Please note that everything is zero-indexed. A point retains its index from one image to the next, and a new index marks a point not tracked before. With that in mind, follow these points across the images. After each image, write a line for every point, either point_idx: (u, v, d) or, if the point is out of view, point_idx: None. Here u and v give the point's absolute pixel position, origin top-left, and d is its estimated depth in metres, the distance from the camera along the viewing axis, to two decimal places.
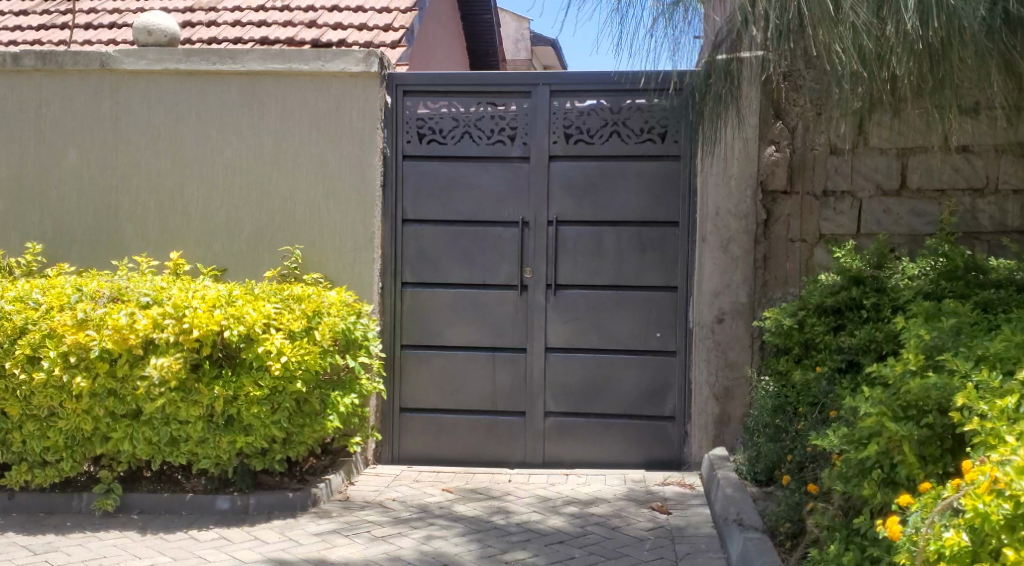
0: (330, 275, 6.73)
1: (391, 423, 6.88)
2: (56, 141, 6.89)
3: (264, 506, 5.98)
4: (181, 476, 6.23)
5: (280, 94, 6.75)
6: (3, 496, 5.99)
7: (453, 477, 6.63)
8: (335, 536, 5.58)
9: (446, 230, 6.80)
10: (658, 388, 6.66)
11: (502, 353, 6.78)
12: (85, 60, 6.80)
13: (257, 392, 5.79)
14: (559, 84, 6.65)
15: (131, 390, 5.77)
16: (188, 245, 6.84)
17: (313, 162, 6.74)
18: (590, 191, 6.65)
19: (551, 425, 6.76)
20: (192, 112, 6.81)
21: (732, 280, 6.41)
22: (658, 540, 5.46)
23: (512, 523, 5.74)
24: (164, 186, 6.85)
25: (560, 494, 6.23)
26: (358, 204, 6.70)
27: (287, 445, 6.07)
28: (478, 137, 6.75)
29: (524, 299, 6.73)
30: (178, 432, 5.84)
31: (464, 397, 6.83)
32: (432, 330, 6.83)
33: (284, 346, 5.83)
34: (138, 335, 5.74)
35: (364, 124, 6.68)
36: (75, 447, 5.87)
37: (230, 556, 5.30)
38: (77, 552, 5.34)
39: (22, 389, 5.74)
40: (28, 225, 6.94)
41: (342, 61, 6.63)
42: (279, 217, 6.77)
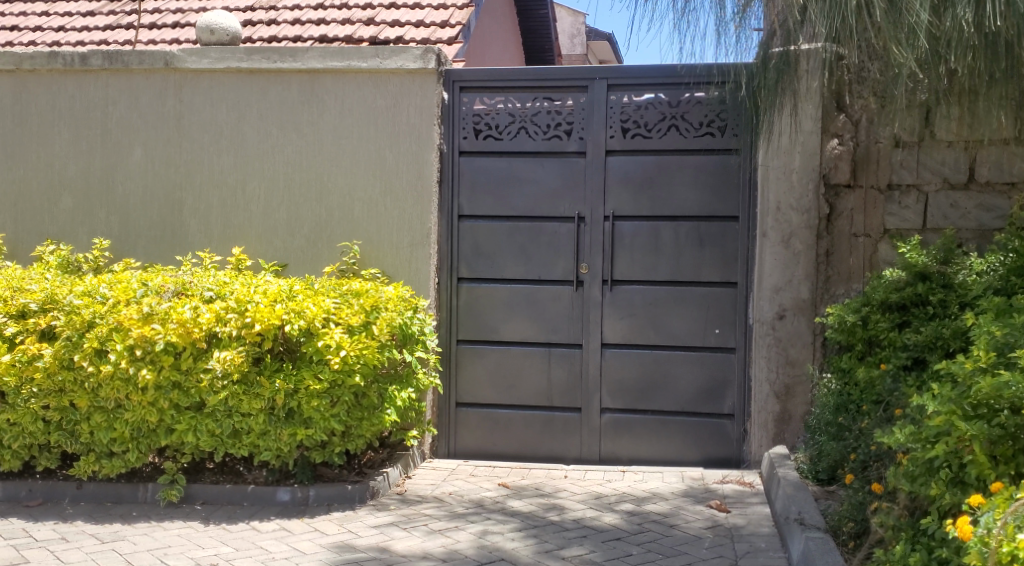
0: (388, 270, 6.77)
1: (448, 418, 6.91)
2: (123, 139, 7.02)
3: (324, 499, 6.04)
4: (242, 468, 6.33)
5: (339, 91, 6.80)
6: (71, 485, 6.10)
7: (509, 472, 6.64)
8: (393, 529, 5.61)
9: (503, 225, 6.80)
10: (717, 386, 6.60)
11: (558, 349, 6.77)
12: (150, 60, 6.90)
13: (317, 385, 5.85)
14: (617, 78, 6.61)
15: (195, 383, 5.86)
16: (249, 241, 6.92)
17: (371, 159, 6.79)
18: (648, 186, 6.62)
19: (607, 422, 6.74)
20: (253, 110, 6.89)
21: (793, 276, 6.33)
22: (717, 539, 5.42)
23: (568, 520, 5.73)
24: (226, 183, 6.94)
25: (618, 491, 6.21)
26: (416, 200, 6.74)
27: (346, 438, 6.13)
28: (534, 132, 6.74)
29: (581, 295, 6.71)
30: (241, 425, 5.93)
31: (520, 393, 6.83)
32: (488, 325, 6.84)
33: (344, 340, 5.88)
34: (202, 329, 5.83)
35: (421, 121, 6.71)
36: (140, 439, 5.98)
37: (290, 547, 5.36)
38: (143, 541, 5.43)
39: (90, 382, 5.85)
40: (96, 222, 7.07)
41: (400, 58, 6.66)
42: (338, 214, 6.83)
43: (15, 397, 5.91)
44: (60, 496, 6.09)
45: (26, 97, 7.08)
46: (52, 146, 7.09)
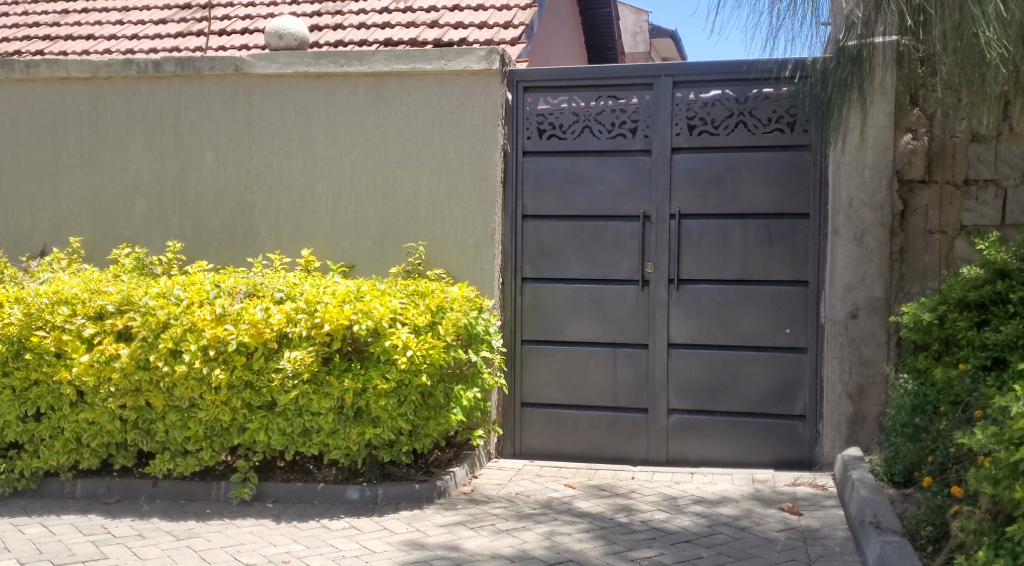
0: (452, 270, 6.80)
1: (513, 417, 6.91)
2: (195, 144, 7.13)
3: (392, 498, 6.06)
4: (312, 467, 6.39)
5: (404, 94, 6.84)
6: (147, 483, 6.21)
7: (575, 472, 6.62)
8: (461, 528, 5.62)
9: (568, 224, 6.76)
10: (788, 386, 6.51)
11: (624, 349, 6.72)
12: (221, 65, 7.00)
13: (385, 385, 5.89)
14: (683, 74, 6.54)
15: (266, 382, 5.94)
16: (318, 243, 6.99)
17: (436, 161, 6.81)
18: (715, 184, 6.54)
19: (675, 423, 6.67)
20: (321, 114, 6.96)
21: (866, 274, 6.21)
22: (789, 542, 5.34)
23: (636, 521, 5.69)
24: (295, 186, 7.02)
25: (686, 493, 6.14)
26: (480, 201, 6.75)
27: (413, 437, 6.16)
28: (599, 131, 6.70)
29: (647, 294, 6.65)
30: (311, 424, 5.99)
31: (586, 393, 6.79)
32: (553, 325, 6.82)
33: (410, 340, 5.91)
34: (273, 329, 5.92)
35: (486, 122, 6.73)
36: (214, 437, 6.06)
37: (361, 546, 5.39)
38: (217, 538, 5.51)
39: (165, 381, 5.93)
40: (169, 225, 7.20)
41: (464, 60, 6.68)
42: (404, 215, 6.87)
43: (93, 397, 6.02)
44: (136, 493, 6.20)
45: (102, 103, 7.23)
46: (127, 151, 7.23)
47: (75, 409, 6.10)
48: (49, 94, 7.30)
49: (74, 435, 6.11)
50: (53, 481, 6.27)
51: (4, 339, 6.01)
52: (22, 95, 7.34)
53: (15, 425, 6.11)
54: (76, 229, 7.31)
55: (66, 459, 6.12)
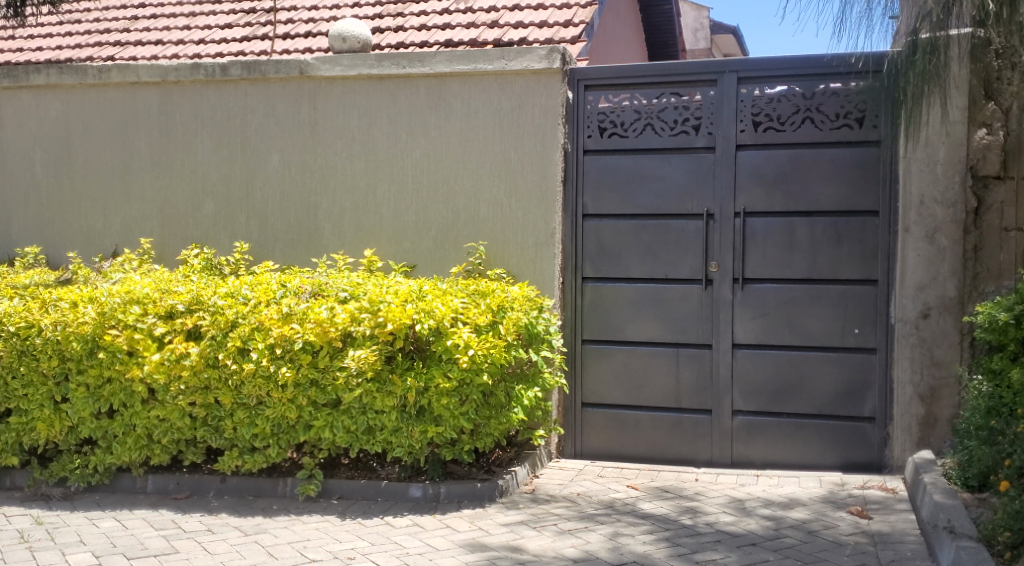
0: (513, 270, 6.79)
1: (574, 417, 6.86)
2: (261, 147, 7.21)
3: (454, 496, 6.07)
4: (376, 464, 6.43)
5: (466, 94, 6.85)
6: (216, 479, 6.28)
7: (638, 474, 6.56)
8: (524, 528, 5.61)
9: (629, 224, 6.70)
10: (857, 387, 6.40)
11: (687, 350, 6.65)
12: (286, 69, 7.07)
13: (447, 384, 5.90)
14: (747, 70, 6.45)
15: (332, 380, 5.98)
16: (380, 243, 7.04)
17: (497, 160, 6.81)
18: (781, 181, 6.44)
19: (739, 424, 6.59)
20: (384, 115, 7.00)
21: (938, 273, 6.09)
22: (859, 546, 5.24)
23: (701, 523, 5.63)
24: (358, 187, 7.07)
25: (753, 495, 6.07)
26: (541, 200, 6.73)
27: (475, 436, 6.17)
28: (661, 128, 6.63)
29: (710, 294, 6.57)
30: (375, 422, 6.02)
31: (648, 394, 6.73)
32: (614, 325, 6.76)
33: (472, 339, 5.92)
34: (338, 328, 5.97)
35: (546, 121, 6.70)
36: (280, 435, 6.12)
37: (424, 543, 5.41)
38: (284, 534, 5.57)
39: (233, 379, 6.01)
40: (236, 226, 7.28)
41: (525, 59, 6.66)
42: (465, 215, 6.89)
43: (164, 394, 6.09)
44: (205, 489, 6.28)
45: (171, 107, 7.33)
46: (195, 154, 7.33)
47: (147, 406, 6.18)
48: (120, 98, 7.43)
49: (145, 431, 6.19)
50: (125, 476, 6.35)
51: (78, 337, 6.09)
52: (94, 100, 7.47)
53: (89, 422, 6.20)
54: (146, 230, 7.44)
55: (138, 455, 6.20)
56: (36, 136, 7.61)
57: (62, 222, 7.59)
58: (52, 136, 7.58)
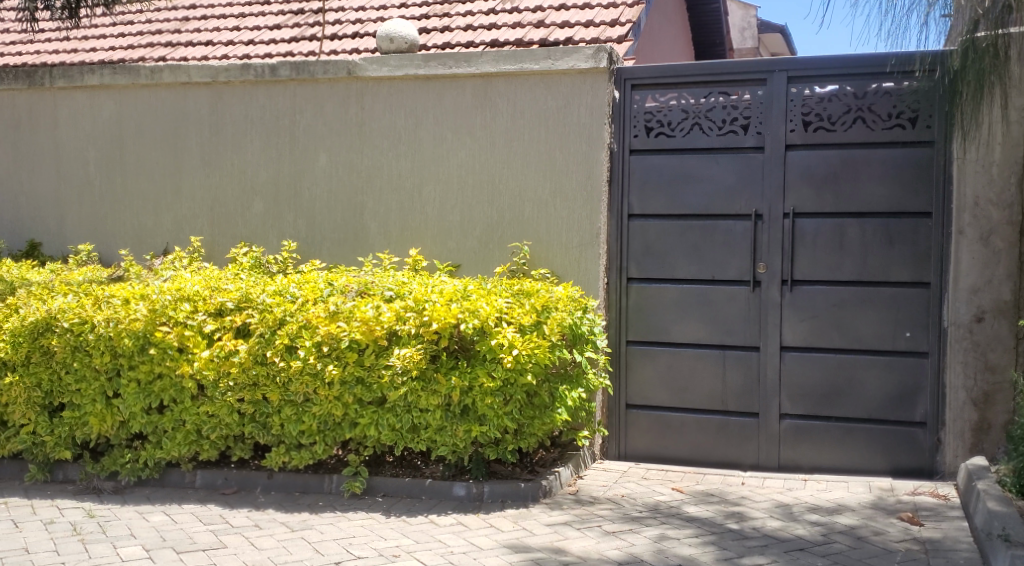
0: (557, 270, 6.77)
1: (619, 419, 6.81)
2: (309, 147, 7.26)
3: (497, 495, 6.06)
4: (420, 462, 6.44)
5: (512, 94, 6.84)
6: (263, 475, 6.33)
7: (683, 476, 6.51)
8: (568, 528, 5.59)
9: (675, 224, 6.65)
10: (908, 392, 6.30)
11: (734, 352, 6.58)
12: (334, 69, 7.11)
13: (491, 383, 5.90)
14: (797, 69, 6.38)
15: (377, 378, 6.00)
16: (425, 242, 7.06)
17: (542, 160, 6.79)
18: (832, 181, 6.36)
19: (787, 428, 6.51)
20: (430, 115, 7.01)
21: (992, 276, 6.02)
22: (910, 553, 5.16)
23: (748, 528, 5.57)
24: (404, 186, 7.09)
25: (800, 500, 6.00)
26: (586, 199, 6.70)
27: (518, 436, 6.16)
28: (709, 128, 6.57)
29: (758, 296, 6.50)
30: (419, 420, 6.03)
31: (694, 396, 6.67)
32: (659, 325, 6.71)
33: (516, 339, 5.91)
34: (383, 327, 6.00)
35: (592, 120, 6.67)
36: (327, 432, 6.16)
37: (468, 542, 5.41)
38: (329, 530, 5.60)
39: (281, 376, 6.04)
40: (284, 225, 7.33)
41: (572, 59, 6.63)
42: (509, 215, 6.88)
43: (213, 390, 6.14)
44: (253, 485, 6.32)
45: (222, 107, 7.41)
46: (245, 154, 7.40)
47: (196, 402, 6.24)
48: (172, 99, 7.51)
49: (195, 427, 6.25)
50: (174, 471, 6.42)
51: (130, 334, 6.15)
52: (147, 100, 7.56)
53: (140, 417, 6.25)
54: (197, 229, 7.51)
55: (187, 450, 6.26)
56: (90, 136, 7.71)
57: (115, 220, 7.69)
58: (106, 136, 7.67)
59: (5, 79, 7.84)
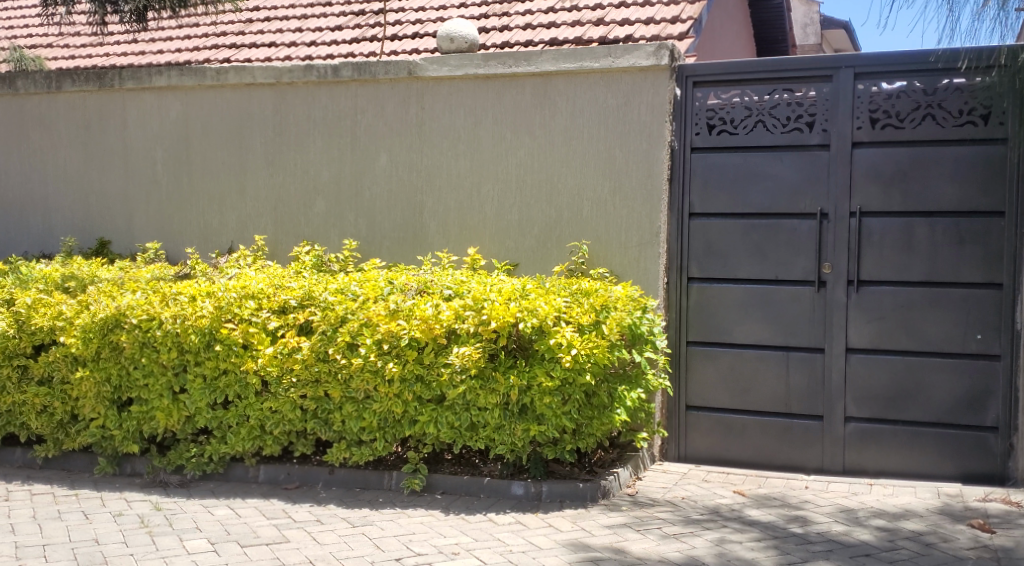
0: (616, 270, 6.73)
1: (678, 420, 6.75)
2: (369, 147, 7.29)
3: (556, 495, 6.04)
4: (478, 461, 6.44)
5: (572, 93, 6.81)
6: (324, 470, 6.38)
7: (745, 479, 6.43)
8: (627, 530, 5.55)
9: (738, 224, 6.55)
10: (979, 396, 6.17)
11: (797, 353, 6.48)
12: (395, 69, 7.14)
13: (550, 383, 5.87)
14: (864, 65, 6.25)
15: (436, 377, 6.02)
16: (483, 241, 7.05)
17: (602, 159, 6.76)
18: (900, 180, 6.23)
19: (852, 431, 6.40)
20: (489, 115, 7.00)
21: None
22: (981, 560, 5.05)
23: (812, 532, 5.48)
24: (463, 185, 7.09)
25: (866, 505, 5.89)
26: (646, 198, 6.65)
27: (577, 436, 6.12)
28: (773, 125, 6.46)
29: (823, 296, 6.40)
30: (478, 419, 6.03)
31: (756, 398, 6.58)
32: (720, 326, 6.62)
33: (575, 338, 5.88)
34: (442, 325, 6.01)
35: (653, 118, 6.62)
36: (387, 429, 6.19)
37: (528, 541, 5.39)
38: (389, 527, 5.62)
39: (342, 373, 6.09)
40: (345, 224, 7.38)
41: (633, 56, 6.59)
42: (568, 214, 6.85)
43: (276, 386, 6.19)
44: (314, 480, 6.38)
45: (285, 108, 7.47)
46: (307, 154, 7.46)
47: (260, 398, 6.29)
48: (237, 100, 7.60)
49: (258, 423, 6.31)
50: (238, 466, 6.49)
51: (196, 330, 6.23)
52: (213, 101, 7.66)
53: (205, 412, 6.33)
54: (261, 228, 7.59)
55: (251, 445, 6.33)
56: (158, 136, 7.82)
57: (181, 219, 7.80)
58: (173, 136, 7.78)
59: (76, 80, 7.95)
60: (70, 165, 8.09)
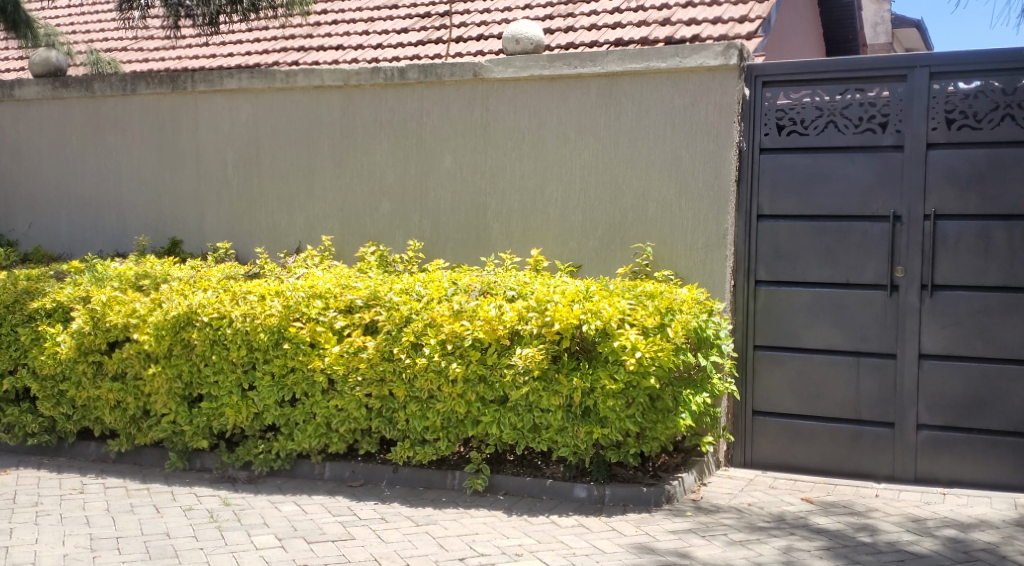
0: (682, 272, 6.67)
1: (744, 425, 6.66)
2: (434, 148, 7.33)
3: (620, 499, 6.00)
4: (541, 462, 6.42)
5: (638, 93, 6.77)
6: (389, 469, 6.42)
7: (813, 487, 6.33)
8: (692, 536, 5.49)
9: (808, 226, 6.43)
10: None
11: (868, 359, 6.36)
12: (460, 71, 7.16)
13: (613, 386, 5.84)
14: (941, 64, 6.12)
15: (499, 377, 6.02)
16: (547, 243, 7.04)
17: (668, 160, 6.70)
18: (977, 182, 6.08)
19: (924, 439, 6.27)
20: (554, 115, 6.99)
21: None
22: None
23: (881, 542, 5.37)
24: (527, 187, 7.08)
25: (938, 514, 5.76)
26: (713, 199, 6.58)
27: (641, 440, 6.06)
28: (845, 126, 6.34)
29: (896, 301, 6.27)
30: (541, 420, 6.02)
31: (825, 404, 6.46)
32: (789, 330, 6.51)
33: (639, 341, 5.83)
34: (506, 326, 6.02)
35: (721, 119, 6.55)
36: (450, 428, 6.21)
37: (591, 544, 5.37)
38: (452, 526, 5.63)
39: (407, 372, 6.13)
40: (410, 225, 7.42)
41: (700, 56, 6.52)
42: (633, 215, 6.80)
43: (342, 385, 6.25)
44: (378, 478, 6.42)
45: (352, 110, 7.54)
46: (373, 155, 7.51)
47: (327, 396, 6.35)
48: (305, 102, 7.68)
49: (324, 420, 6.36)
50: (304, 462, 6.55)
51: (265, 329, 6.32)
52: (282, 103, 7.75)
53: (273, 409, 6.40)
54: (328, 228, 7.66)
55: (317, 443, 6.38)
56: (228, 137, 7.95)
57: (251, 219, 7.91)
58: (243, 138, 7.90)
59: (150, 82, 8.12)
60: (144, 166, 8.26)
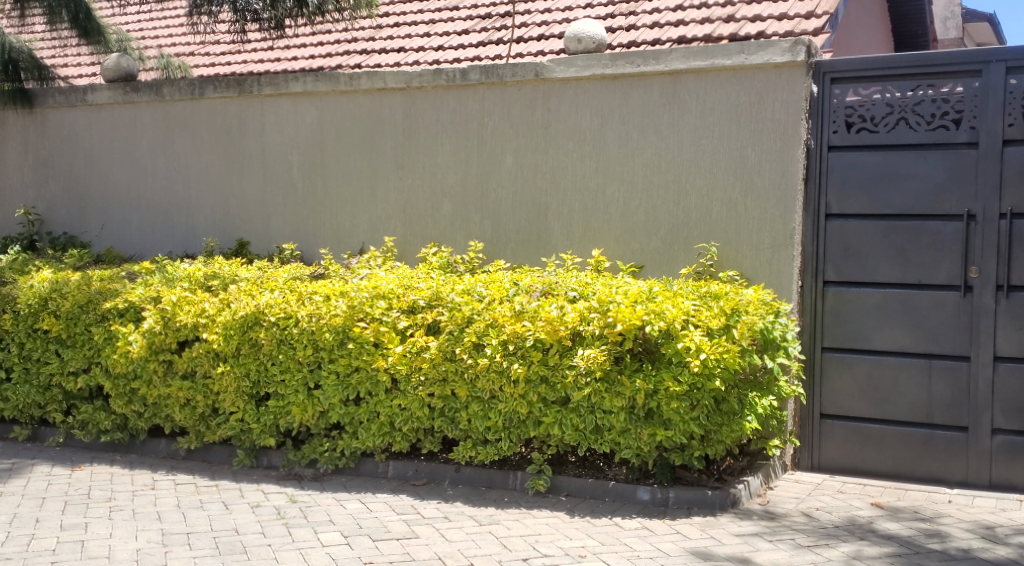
0: (747, 273, 6.57)
1: (811, 429, 6.53)
2: (496, 148, 7.33)
3: (684, 502, 5.94)
4: (603, 464, 6.38)
5: (702, 91, 6.69)
6: (451, 468, 6.43)
7: (883, 492, 6.19)
8: (758, 540, 5.41)
9: (877, 226, 6.29)
10: None
11: (941, 361, 6.20)
12: (522, 71, 7.15)
13: (677, 388, 5.78)
14: (1017, 59, 5.95)
15: (561, 378, 6.00)
16: (608, 243, 7.00)
17: (732, 159, 6.62)
18: None
19: (999, 444, 6.10)
20: (617, 115, 6.94)
21: None
22: None
23: (954, 548, 5.24)
24: (588, 187, 7.05)
25: (1014, 521, 5.60)
26: (779, 198, 6.47)
27: (705, 442, 5.99)
28: (916, 123, 6.19)
29: (970, 302, 6.10)
30: (603, 421, 5.97)
31: (896, 408, 6.32)
32: (858, 333, 6.37)
33: (703, 343, 5.76)
34: (568, 327, 5.99)
35: (788, 116, 6.44)
36: (512, 429, 6.20)
37: (655, 547, 5.32)
38: (516, 527, 5.62)
39: (469, 372, 6.15)
40: (472, 226, 7.44)
41: (767, 53, 6.42)
42: (697, 215, 6.73)
43: (405, 385, 6.29)
44: (441, 477, 6.44)
45: (415, 111, 7.58)
46: (434, 157, 7.54)
47: (390, 395, 6.39)
48: (369, 104, 7.74)
49: (388, 419, 6.41)
50: (368, 461, 6.60)
51: (330, 329, 6.39)
52: (346, 105, 7.82)
53: (337, 408, 6.46)
54: (391, 229, 7.71)
55: (381, 442, 6.42)
56: (293, 140, 8.04)
57: (316, 220, 7.99)
58: (308, 140, 7.99)
59: (217, 86, 8.25)
60: (212, 168, 8.40)
